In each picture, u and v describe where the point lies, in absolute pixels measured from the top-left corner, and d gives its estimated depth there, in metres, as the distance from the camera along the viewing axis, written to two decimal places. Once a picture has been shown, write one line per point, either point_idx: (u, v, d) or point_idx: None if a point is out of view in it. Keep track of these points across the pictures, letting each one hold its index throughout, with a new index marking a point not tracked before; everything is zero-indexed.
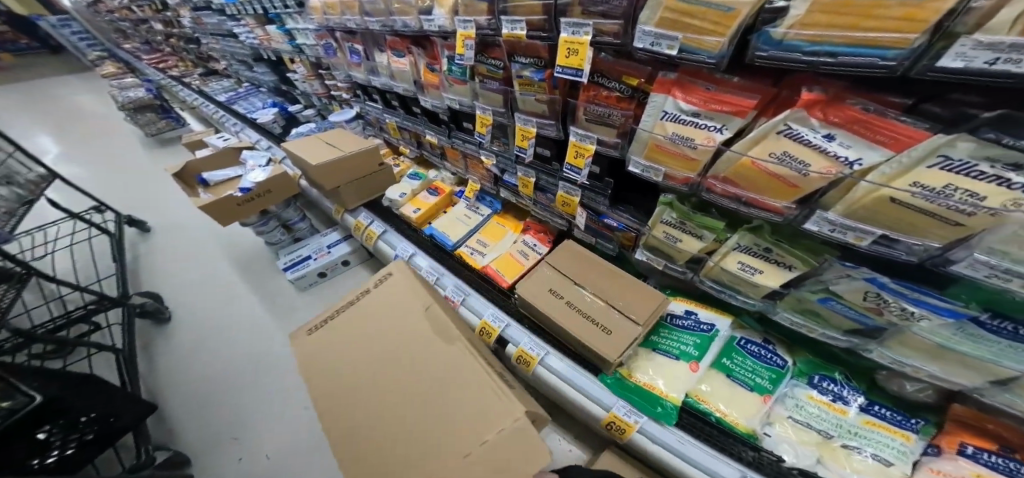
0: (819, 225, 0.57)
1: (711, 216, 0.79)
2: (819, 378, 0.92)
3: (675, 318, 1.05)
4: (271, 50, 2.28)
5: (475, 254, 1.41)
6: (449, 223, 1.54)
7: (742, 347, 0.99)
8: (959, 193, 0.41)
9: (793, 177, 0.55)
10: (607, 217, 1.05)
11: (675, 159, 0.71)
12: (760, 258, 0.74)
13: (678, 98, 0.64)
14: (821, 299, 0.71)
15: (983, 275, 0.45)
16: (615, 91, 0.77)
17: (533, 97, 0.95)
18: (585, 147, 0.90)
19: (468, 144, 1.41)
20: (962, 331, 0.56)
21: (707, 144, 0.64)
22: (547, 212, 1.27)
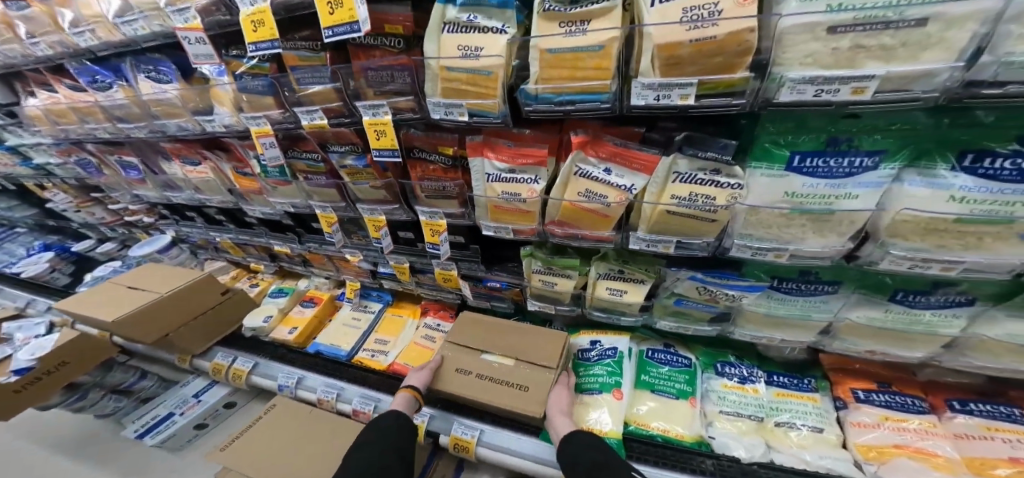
0: (638, 243, 0.61)
1: (569, 256, 0.82)
2: (721, 365, 0.92)
3: (581, 351, 0.97)
4: (6, 175, 1.75)
5: (375, 356, 1.16)
6: (336, 332, 1.26)
7: (650, 358, 0.94)
8: (699, 197, 0.51)
9: (602, 210, 0.60)
10: (489, 280, 1.04)
11: (513, 214, 0.73)
12: (619, 279, 0.76)
13: (491, 158, 0.68)
14: (675, 301, 0.74)
15: (749, 255, 0.53)
16: (439, 163, 0.79)
17: (368, 183, 0.92)
18: (436, 223, 0.88)
19: (326, 247, 1.27)
20: (770, 298, 0.64)
21: (532, 195, 0.68)
22: (435, 290, 1.20)
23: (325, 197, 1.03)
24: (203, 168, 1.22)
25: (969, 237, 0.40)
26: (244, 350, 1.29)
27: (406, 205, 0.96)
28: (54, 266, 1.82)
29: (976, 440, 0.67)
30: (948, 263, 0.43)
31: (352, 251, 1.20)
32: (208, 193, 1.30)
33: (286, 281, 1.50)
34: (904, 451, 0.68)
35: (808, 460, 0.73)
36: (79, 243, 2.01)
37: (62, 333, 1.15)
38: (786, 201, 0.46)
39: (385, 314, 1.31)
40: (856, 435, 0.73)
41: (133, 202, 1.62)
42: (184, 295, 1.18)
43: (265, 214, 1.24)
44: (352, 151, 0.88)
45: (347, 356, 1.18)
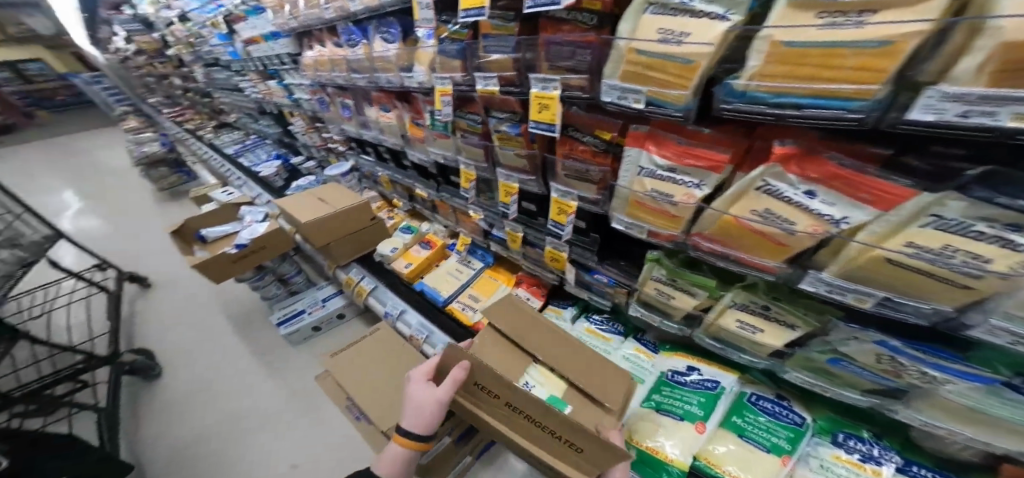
0: (814, 285, 0.52)
1: (702, 273, 0.72)
2: (841, 436, 0.75)
3: (676, 373, 0.91)
4: (273, 103, 2.31)
5: (466, 309, 1.25)
6: (440, 278, 1.38)
7: (752, 403, 0.83)
8: (957, 255, 0.37)
9: (780, 236, 0.50)
10: (597, 272, 1.00)
11: (656, 215, 0.65)
12: (759, 316, 0.67)
13: (652, 152, 0.59)
14: (829, 359, 0.63)
15: (1004, 342, 0.40)
16: (590, 145, 0.76)
17: (514, 150, 0.93)
18: (566, 203, 0.86)
19: (457, 200, 1.38)
20: (991, 400, 0.47)
21: (686, 200, 0.58)
22: (539, 267, 1.19)
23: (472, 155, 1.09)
24: (388, 114, 1.40)
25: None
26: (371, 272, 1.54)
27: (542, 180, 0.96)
28: (278, 173, 2.37)
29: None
30: None
31: (477, 208, 1.27)
32: (388, 135, 1.48)
33: (415, 221, 1.68)
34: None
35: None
36: (295, 157, 2.58)
37: (267, 224, 1.45)
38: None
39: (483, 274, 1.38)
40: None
41: (338, 133, 1.94)
42: (352, 213, 1.48)
43: (419, 160, 1.39)
44: (508, 118, 0.87)
45: (444, 301, 1.29)
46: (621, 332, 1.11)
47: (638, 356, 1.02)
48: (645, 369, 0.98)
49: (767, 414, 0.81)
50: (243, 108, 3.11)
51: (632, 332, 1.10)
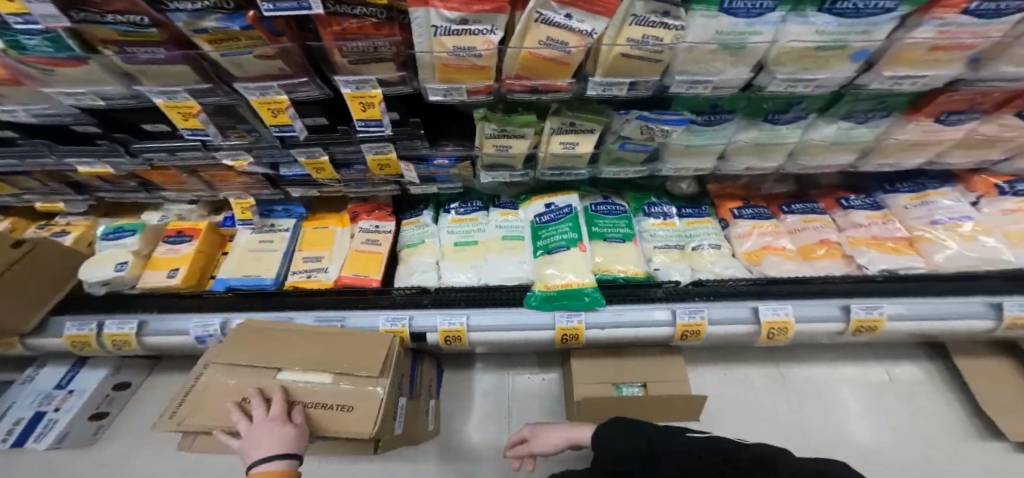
0: (595, 90, 0.69)
1: (522, 113, 0.80)
2: (648, 207, 1.14)
3: (538, 217, 1.10)
4: None
5: (313, 274, 1.06)
6: (242, 263, 1.08)
7: (596, 211, 1.11)
8: (649, 39, 0.58)
9: (562, 57, 0.63)
10: (434, 158, 0.91)
11: (466, 72, 0.68)
12: (571, 133, 0.83)
13: (439, 7, 0.56)
14: (620, 146, 0.87)
15: (686, 89, 0.66)
16: (363, 16, 0.56)
17: (247, 53, 0.57)
18: (370, 95, 0.68)
19: (192, 154, 0.88)
20: (691, 131, 0.80)
21: (488, 48, 0.62)
22: (367, 185, 1.02)
23: (168, 75, 0.63)
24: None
25: (823, 59, 0.58)
26: (122, 313, 1.04)
27: (317, 77, 0.66)
28: None
29: (803, 230, 1.05)
30: (810, 83, 0.62)
31: (236, 154, 0.87)
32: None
33: (120, 221, 1.16)
34: (768, 250, 1.03)
35: (718, 271, 1.02)
36: None
37: None
38: (716, 38, 0.57)
39: (303, 229, 1.16)
40: (740, 246, 1.06)
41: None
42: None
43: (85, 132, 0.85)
44: (212, 9, 0.48)
45: (273, 283, 1.05)
46: (481, 207, 1.17)
47: (506, 218, 1.12)
48: (516, 226, 1.11)
49: (608, 214, 1.10)
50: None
51: (490, 202, 1.18)
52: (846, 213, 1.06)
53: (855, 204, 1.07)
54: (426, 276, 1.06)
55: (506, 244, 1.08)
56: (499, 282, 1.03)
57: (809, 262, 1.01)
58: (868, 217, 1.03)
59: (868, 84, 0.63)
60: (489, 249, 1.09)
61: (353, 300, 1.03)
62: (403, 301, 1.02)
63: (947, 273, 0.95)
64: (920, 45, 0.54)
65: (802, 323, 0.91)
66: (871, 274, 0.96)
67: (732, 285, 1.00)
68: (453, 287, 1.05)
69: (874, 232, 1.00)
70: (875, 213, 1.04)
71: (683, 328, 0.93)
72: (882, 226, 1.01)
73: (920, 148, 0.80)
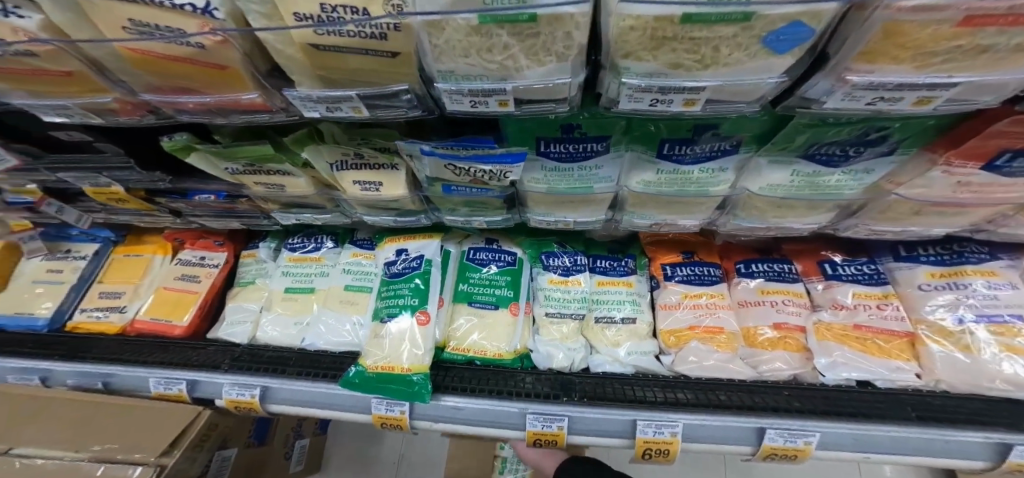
0: (314, 110, 0.38)
1: (263, 140, 0.49)
2: (547, 257, 0.86)
3: (388, 266, 0.81)
4: None
5: (104, 317, 0.81)
6: (14, 299, 0.82)
7: (471, 261, 0.85)
8: (343, 12, 0.27)
9: (202, 57, 0.30)
10: (194, 193, 0.63)
11: (46, 79, 0.37)
12: (369, 169, 0.51)
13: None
14: (445, 190, 0.54)
15: (471, 106, 0.35)
16: None
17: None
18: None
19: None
20: (549, 170, 0.47)
21: (30, 41, 0.31)
22: (142, 217, 0.73)
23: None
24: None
25: (703, 46, 0.22)
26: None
27: None
28: None
29: (753, 306, 0.77)
30: (688, 92, 0.26)
31: None
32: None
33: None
34: (695, 332, 0.74)
35: (621, 355, 0.75)
36: None
37: None
38: (465, 3, 0.24)
39: (111, 256, 0.88)
40: (662, 321, 0.78)
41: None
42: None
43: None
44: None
45: (47, 326, 0.80)
46: (330, 244, 0.89)
47: (356, 261, 0.86)
48: (370, 273, 0.85)
49: (487, 266, 0.84)
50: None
51: (346, 237, 0.90)
52: (828, 287, 0.77)
53: (843, 274, 0.77)
54: (225, 328, 0.82)
55: (344, 297, 0.83)
56: (323, 348, 0.78)
57: (752, 351, 0.72)
58: (857, 297, 0.74)
59: (828, 98, 0.28)
60: (324, 301, 0.83)
61: (141, 350, 0.78)
62: (185, 357, 0.76)
63: (956, 396, 0.64)
64: (930, 14, 0.19)
65: (692, 444, 0.63)
66: (827, 382, 0.68)
67: (623, 385, 0.72)
68: (268, 345, 0.81)
69: (858, 322, 0.71)
70: (873, 291, 0.74)
71: (533, 436, 0.66)
72: (878, 310, 0.72)
73: (952, 210, 0.44)
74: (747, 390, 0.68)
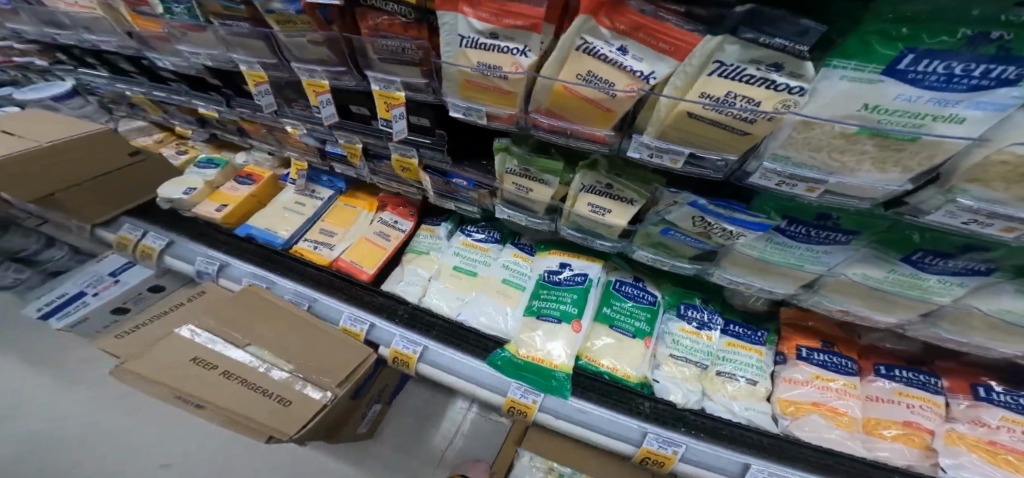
0: (639, 151, 0.50)
1: (551, 158, 0.66)
2: (684, 307, 0.90)
3: (549, 274, 0.92)
4: None
5: (318, 249, 1.01)
6: (270, 217, 1.03)
7: (617, 291, 0.91)
8: (739, 100, 0.37)
9: (604, 101, 0.47)
10: (454, 177, 0.81)
11: (487, 92, 0.56)
12: (606, 197, 0.65)
13: (470, 16, 0.47)
14: (662, 231, 0.65)
15: (775, 184, 0.43)
16: (395, 14, 0.52)
17: (304, 37, 0.59)
18: (393, 96, 0.64)
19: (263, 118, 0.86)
20: (771, 242, 0.55)
21: (515, 72, 0.50)
22: (393, 183, 0.94)
23: (249, 48, 0.66)
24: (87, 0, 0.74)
25: None
26: (161, 225, 0.99)
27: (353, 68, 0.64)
28: None
29: (885, 403, 0.72)
30: (1013, 221, 0.35)
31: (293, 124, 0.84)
32: (96, 33, 0.80)
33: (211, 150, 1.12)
34: (818, 408, 0.73)
35: (735, 410, 0.76)
36: None
37: None
38: (858, 117, 0.33)
39: (336, 203, 1.10)
40: (783, 390, 0.76)
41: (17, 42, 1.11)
42: (76, 152, 0.85)
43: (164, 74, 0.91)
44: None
45: (282, 245, 0.99)
46: (497, 240, 1.04)
47: (516, 261, 0.99)
48: (523, 274, 0.97)
49: (630, 299, 0.90)
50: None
51: (509, 238, 1.05)
52: (974, 406, 0.69)
53: (1000, 400, 0.68)
54: (405, 286, 0.98)
55: (502, 288, 0.95)
56: (476, 325, 0.90)
57: (867, 438, 0.70)
58: (1006, 421, 0.65)
59: None
60: (484, 288, 0.96)
61: (333, 287, 0.97)
62: (371, 305, 0.95)
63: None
64: None
65: None
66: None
67: (732, 431, 0.74)
68: (434, 312, 0.94)
69: (995, 438, 0.65)
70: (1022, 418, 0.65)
71: (645, 453, 0.72)
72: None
73: None
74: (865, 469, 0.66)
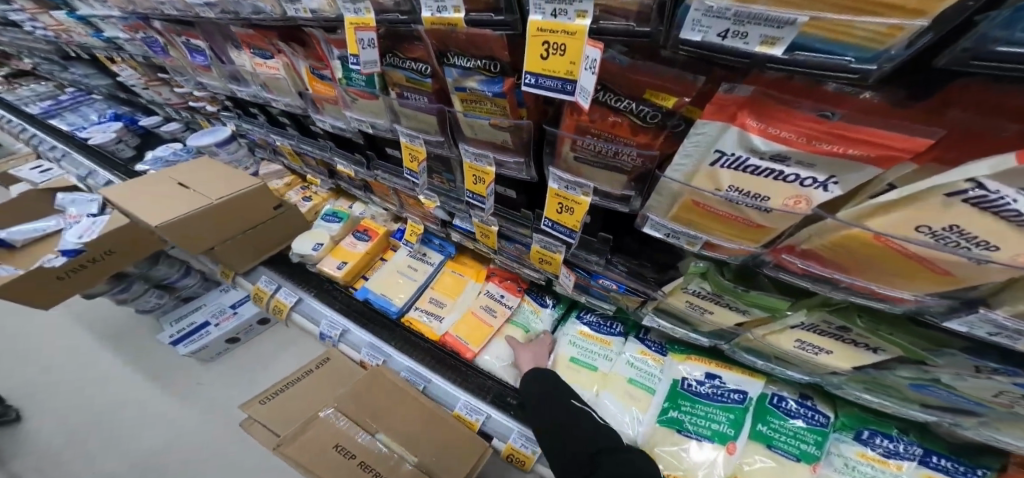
0: (970, 326, 0.37)
1: (763, 289, 0.50)
2: (869, 432, 0.66)
3: (686, 382, 0.76)
4: (77, 44, 1.72)
5: (428, 320, 0.98)
6: (387, 281, 1.06)
7: (774, 406, 0.71)
8: None
9: (951, 264, 0.33)
10: (600, 276, 0.69)
11: (726, 223, 0.44)
12: (830, 338, 0.50)
13: (751, 130, 0.35)
14: (914, 384, 0.49)
15: None
16: (626, 115, 0.43)
17: (485, 120, 0.55)
18: (576, 199, 0.55)
19: (400, 182, 0.93)
20: None
21: (792, 205, 0.38)
22: (517, 263, 0.87)
23: (419, 122, 0.66)
24: (276, 63, 0.86)
25: None
26: (295, 281, 1.15)
27: (532, 158, 0.58)
28: (122, 137, 2.06)
29: None
30: None
31: (431, 194, 0.85)
32: (278, 95, 0.96)
33: (339, 205, 1.31)
34: None
35: None
36: (145, 120, 2.12)
37: (107, 222, 1.29)
38: None
39: (444, 269, 1.07)
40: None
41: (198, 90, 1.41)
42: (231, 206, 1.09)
43: (315, 130, 1.10)
44: (479, 71, 0.49)
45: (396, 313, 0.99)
46: (620, 333, 0.88)
47: (643, 360, 0.82)
48: (653, 376, 0.80)
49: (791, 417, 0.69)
50: (45, 55, 2.57)
51: (634, 330, 0.88)
52: None
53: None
54: (506, 368, 0.90)
55: (629, 390, 0.79)
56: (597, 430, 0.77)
57: None
58: None
59: None
60: (606, 386, 0.81)
61: (444, 365, 0.93)
62: (480, 387, 0.89)
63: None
64: None
65: None
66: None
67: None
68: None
69: None
70: None
71: None
72: None
73: None
74: None
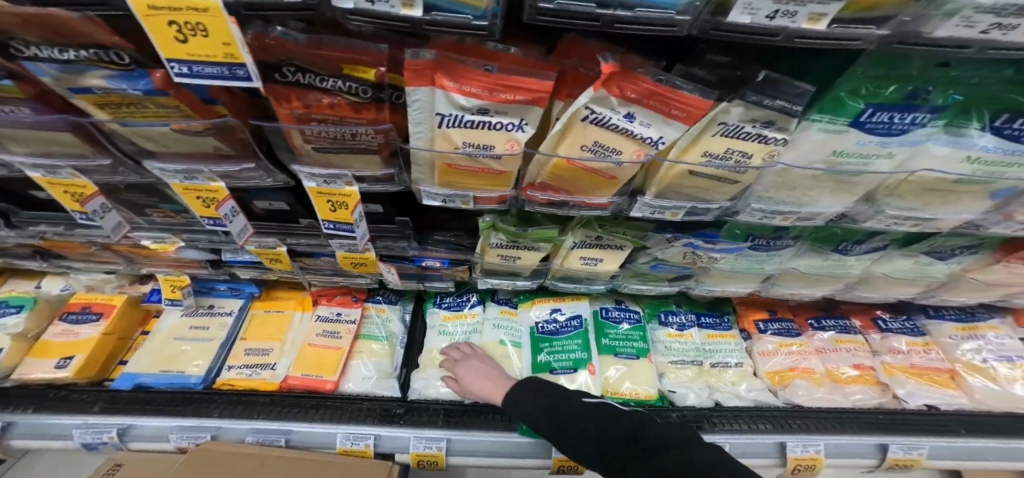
0: (642, 211, 0.55)
1: (542, 224, 0.63)
2: (664, 315, 1.05)
3: (544, 324, 0.97)
4: None
5: (254, 373, 0.86)
6: (159, 356, 0.85)
7: (607, 319, 1.00)
8: (733, 153, 0.45)
9: (609, 170, 0.47)
10: (423, 259, 0.71)
11: (478, 176, 0.45)
12: (597, 248, 0.68)
13: (451, 91, 0.34)
14: (653, 266, 0.73)
15: (758, 218, 0.54)
16: (342, 93, 0.36)
17: (162, 125, 0.42)
18: (342, 193, 0.51)
19: (82, 229, 0.71)
20: (740, 255, 0.68)
21: (511, 149, 0.41)
22: (336, 277, 0.81)
23: (47, 142, 0.47)
24: None
25: (947, 200, 0.49)
26: None
27: (269, 161, 0.50)
28: None
29: (829, 351, 0.98)
30: (920, 219, 0.51)
31: (161, 237, 0.70)
32: None
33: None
34: (796, 372, 0.95)
35: (741, 393, 0.94)
36: None
37: None
38: (824, 161, 0.44)
39: (251, 312, 0.94)
40: (764, 363, 0.98)
41: None
42: None
43: None
44: (97, 64, 0.33)
45: (200, 384, 0.83)
46: (478, 301, 1.01)
47: (505, 318, 0.98)
48: (518, 330, 0.96)
49: (621, 323, 0.99)
50: None
51: (488, 296, 1.03)
52: (884, 336, 1.00)
53: (893, 327, 1.01)
54: (375, 382, 0.90)
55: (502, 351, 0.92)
56: (489, 399, 0.90)
57: (839, 387, 0.93)
58: (908, 344, 0.98)
59: (949, 225, 0.53)
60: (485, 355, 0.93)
61: (304, 408, 0.85)
62: (357, 413, 0.85)
63: (991, 412, 0.90)
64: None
65: (831, 459, 0.85)
66: (907, 407, 0.92)
67: (722, 415, 0.91)
68: (430, 400, 0.91)
69: (913, 361, 0.95)
70: (917, 339, 0.99)
71: None
72: (924, 355, 0.96)
73: (973, 275, 0.76)
74: (848, 417, 0.91)
